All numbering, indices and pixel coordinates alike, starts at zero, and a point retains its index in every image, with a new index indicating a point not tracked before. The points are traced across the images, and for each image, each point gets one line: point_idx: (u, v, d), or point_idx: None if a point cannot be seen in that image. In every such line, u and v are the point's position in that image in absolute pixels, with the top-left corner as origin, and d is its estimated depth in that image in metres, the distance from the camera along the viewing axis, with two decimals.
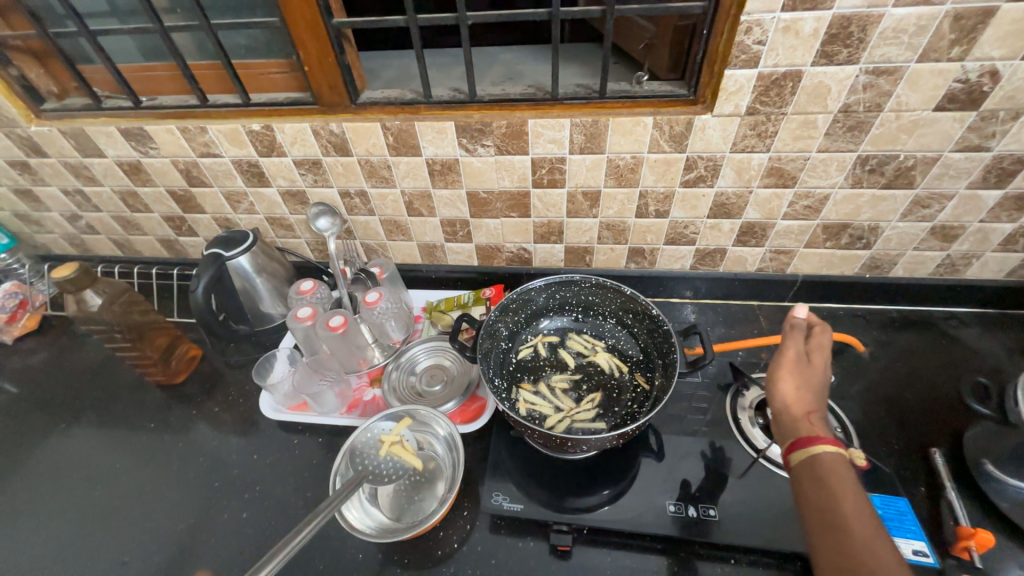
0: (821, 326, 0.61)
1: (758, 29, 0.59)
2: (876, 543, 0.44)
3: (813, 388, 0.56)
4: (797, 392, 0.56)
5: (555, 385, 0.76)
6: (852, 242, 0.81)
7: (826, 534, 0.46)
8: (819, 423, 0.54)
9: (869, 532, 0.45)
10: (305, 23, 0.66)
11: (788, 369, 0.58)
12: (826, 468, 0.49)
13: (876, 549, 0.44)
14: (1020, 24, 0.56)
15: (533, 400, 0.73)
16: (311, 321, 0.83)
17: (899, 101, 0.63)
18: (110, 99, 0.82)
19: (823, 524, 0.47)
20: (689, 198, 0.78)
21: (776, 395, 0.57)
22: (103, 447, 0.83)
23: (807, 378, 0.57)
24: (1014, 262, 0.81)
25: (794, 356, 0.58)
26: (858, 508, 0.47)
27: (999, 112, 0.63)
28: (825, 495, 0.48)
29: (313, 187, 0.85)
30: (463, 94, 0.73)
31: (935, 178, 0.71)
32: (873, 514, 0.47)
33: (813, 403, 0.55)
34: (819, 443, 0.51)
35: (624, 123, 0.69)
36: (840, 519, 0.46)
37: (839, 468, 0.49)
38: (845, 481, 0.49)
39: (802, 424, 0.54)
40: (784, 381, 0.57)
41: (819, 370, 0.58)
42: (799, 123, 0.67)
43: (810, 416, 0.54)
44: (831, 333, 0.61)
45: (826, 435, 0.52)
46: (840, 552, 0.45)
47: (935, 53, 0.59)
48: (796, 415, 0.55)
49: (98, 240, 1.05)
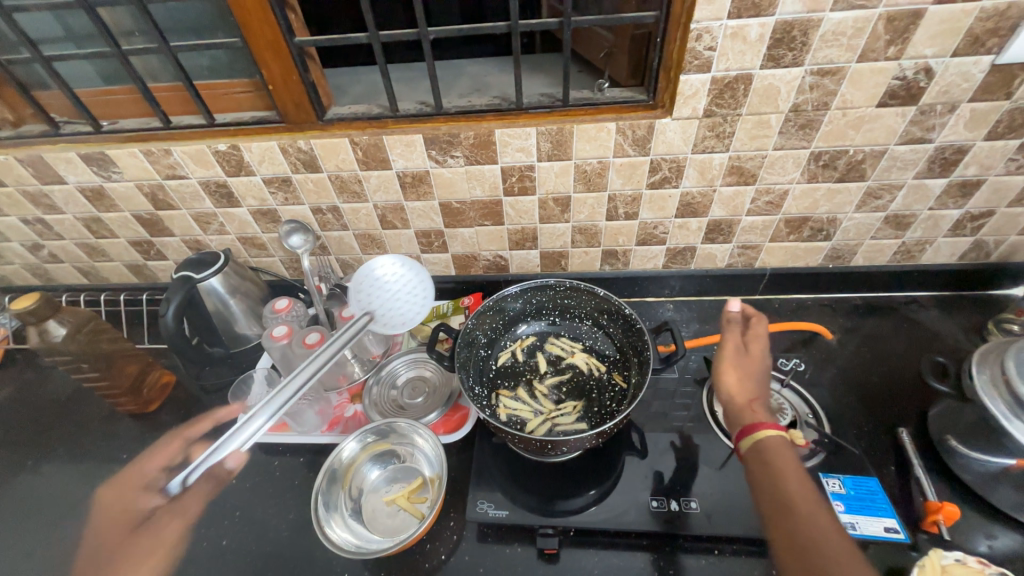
0: (756, 318, 0.65)
1: (707, 36, 0.62)
2: (817, 512, 0.47)
3: (753, 377, 0.60)
4: (739, 382, 0.60)
5: (534, 390, 0.77)
6: (814, 235, 0.85)
7: (776, 516, 0.48)
8: (762, 409, 0.57)
9: (810, 502, 0.47)
10: (266, 42, 0.66)
11: (729, 364, 0.62)
12: (769, 449, 0.52)
13: (817, 517, 0.46)
14: (948, 23, 0.60)
15: (513, 405, 0.74)
16: (288, 339, 0.81)
17: (844, 98, 0.67)
18: (69, 124, 0.80)
19: (774, 510, 0.48)
20: (657, 199, 0.80)
21: (722, 389, 0.60)
22: (73, 482, 0.80)
23: (747, 369, 0.61)
24: (964, 246, 0.85)
25: (733, 349, 0.63)
26: (800, 482, 0.49)
27: (937, 106, 0.67)
28: (770, 473, 0.51)
29: (284, 205, 0.85)
30: (429, 107, 0.74)
31: (885, 170, 0.75)
32: (815, 490, 0.49)
33: (754, 391, 0.59)
34: (761, 427, 0.54)
35: (588, 129, 0.71)
36: (784, 497, 0.48)
37: (781, 447, 0.52)
38: (787, 459, 0.51)
39: (746, 412, 0.57)
40: (726, 373, 0.61)
41: (757, 359, 0.62)
42: (754, 123, 0.70)
43: (752, 404, 0.58)
44: (766, 324, 0.65)
45: (768, 419, 0.56)
46: (795, 537, 0.45)
47: (873, 53, 0.62)
48: (740, 404, 0.58)
49: (62, 269, 1.02)
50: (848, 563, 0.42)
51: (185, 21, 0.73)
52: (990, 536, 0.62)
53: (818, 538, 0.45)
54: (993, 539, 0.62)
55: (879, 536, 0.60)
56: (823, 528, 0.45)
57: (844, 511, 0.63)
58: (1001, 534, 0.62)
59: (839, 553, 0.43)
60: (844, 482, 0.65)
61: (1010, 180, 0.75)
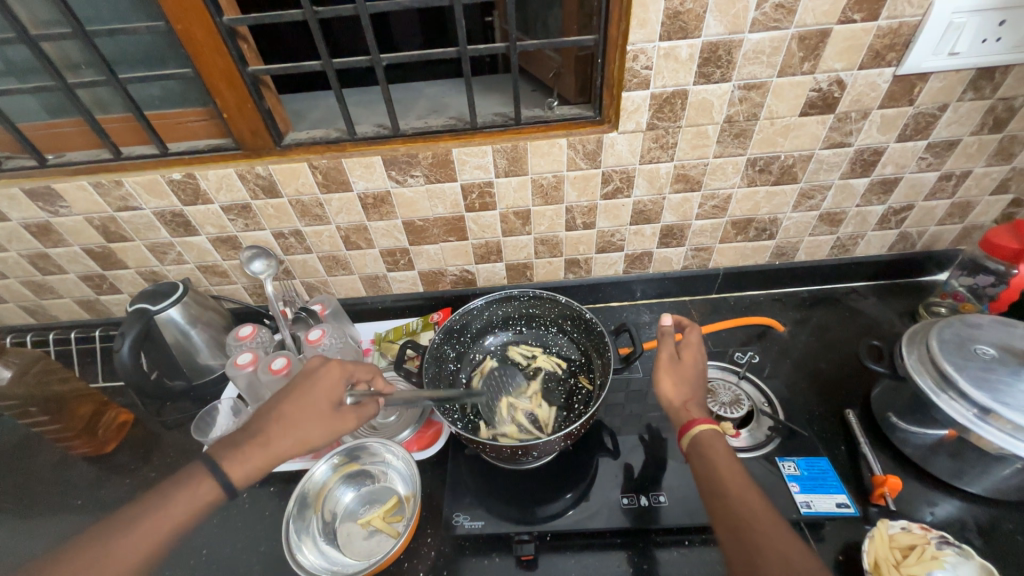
0: (690, 326, 0.68)
1: (643, 56, 0.67)
2: (748, 495, 0.50)
3: (687, 380, 0.62)
4: (675, 388, 0.62)
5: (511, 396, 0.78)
6: (759, 234, 0.91)
7: (719, 509, 0.50)
8: (697, 409, 0.60)
9: (741, 487, 0.51)
10: (219, 72, 0.67)
11: (665, 370, 0.63)
12: (706, 446, 0.55)
13: (747, 500, 0.50)
14: (851, 41, 0.67)
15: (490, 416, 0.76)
16: (252, 366, 0.80)
17: (770, 110, 0.73)
18: (11, 159, 0.77)
19: (716, 502, 0.51)
20: (611, 209, 0.84)
21: (659, 395, 0.62)
22: (20, 535, 0.75)
23: (681, 374, 0.63)
24: (891, 239, 0.93)
25: (668, 356, 0.64)
26: (735, 473, 0.52)
27: (851, 113, 0.74)
28: (706, 466, 0.53)
29: (245, 231, 0.84)
30: (386, 129, 0.76)
31: (814, 172, 0.81)
32: (749, 478, 0.52)
33: (690, 393, 0.61)
34: (696, 424, 0.56)
35: (541, 146, 0.75)
36: (724, 491, 0.51)
37: (716, 439, 0.55)
38: (721, 450, 0.54)
39: (683, 412, 0.60)
40: (663, 380, 0.63)
41: (691, 364, 0.64)
42: (694, 134, 0.75)
43: (687, 405, 0.60)
44: (699, 330, 0.67)
45: (703, 417, 0.58)
46: (736, 525, 0.48)
47: (791, 69, 0.69)
48: (676, 407, 0.60)
49: (5, 309, 0.97)
50: (778, 538, 0.46)
51: (134, 54, 0.72)
52: (932, 503, 0.67)
53: (754, 524, 0.47)
54: (934, 506, 0.67)
55: (833, 511, 0.64)
56: (754, 510, 0.49)
57: (799, 491, 0.66)
58: (941, 501, 0.67)
59: (771, 531, 0.47)
60: (798, 464, 0.69)
61: (923, 177, 0.83)
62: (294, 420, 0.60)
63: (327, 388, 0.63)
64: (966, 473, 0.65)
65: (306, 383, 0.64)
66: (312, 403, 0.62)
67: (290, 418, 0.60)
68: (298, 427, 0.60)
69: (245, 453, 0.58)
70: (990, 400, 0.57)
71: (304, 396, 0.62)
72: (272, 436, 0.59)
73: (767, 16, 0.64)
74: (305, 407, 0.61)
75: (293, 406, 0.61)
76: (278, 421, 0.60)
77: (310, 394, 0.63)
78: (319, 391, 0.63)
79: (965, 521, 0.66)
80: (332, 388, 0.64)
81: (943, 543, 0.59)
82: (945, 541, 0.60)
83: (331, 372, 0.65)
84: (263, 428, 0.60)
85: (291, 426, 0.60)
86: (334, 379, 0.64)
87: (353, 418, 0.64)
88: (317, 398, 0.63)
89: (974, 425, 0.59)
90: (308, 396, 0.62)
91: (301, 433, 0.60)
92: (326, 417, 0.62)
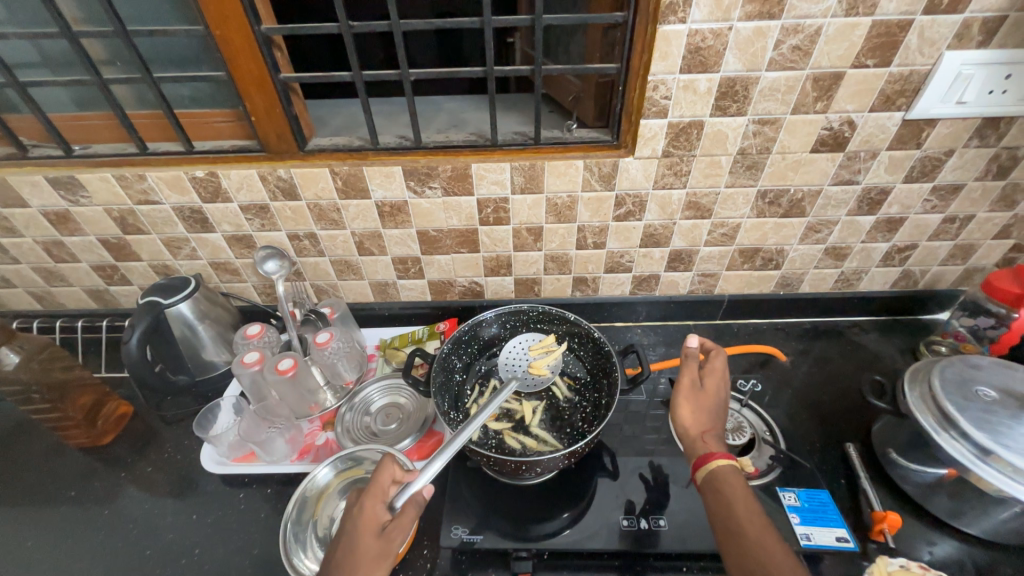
0: (715, 351, 0.68)
1: (663, 87, 0.69)
2: (766, 538, 0.50)
3: (707, 410, 0.63)
4: (694, 417, 0.63)
5: (513, 349, 0.85)
6: (765, 264, 0.92)
7: (733, 548, 0.51)
8: (715, 441, 0.60)
9: (760, 527, 0.51)
10: (251, 77, 0.69)
11: (685, 397, 0.64)
12: (721, 480, 0.55)
13: (767, 544, 0.49)
14: (864, 84, 0.69)
15: (509, 374, 0.82)
16: (259, 366, 0.80)
17: (782, 145, 0.75)
18: (38, 148, 0.79)
19: (730, 538, 0.51)
20: (622, 231, 0.86)
21: (678, 422, 0.63)
22: (12, 524, 0.74)
23: (701, 404, 0.64)
24: (895, 276, 0.95)
25: (689, 383, 0.65)
26: (750, 510, 0.52)
27: (861, 152, 0.76)
28: (722, 506, 0.53)
29: (260, 231, 0.85)
30: (408, 141, 0.78)
31: (822, 208, 0.83)
32: (764, 516, 0.52)
33: (707, 424, 0.62)
34: (713, 458, 0.57)
35: (558, 165, 0.77)
36: (738, 527, 0.51)
37: (734, 477, 0.55)
38: (737, 488, 0.54)
39: (699, 443, 0.60)
40: (682, 407, 0.63)
41: (713, 392, 0.64)
42: (707, 164, 0.77)
43: (704, 436, 0.60)
44: (725, 357, 0.67)
45: (721, 451, 0.58)
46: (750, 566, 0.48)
47: (804, 107, 0.71)
48: (694, 437, 0.61)
49: (13, 294, 0.97)
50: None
51: (169, 54, 0.75)
52: (930, 542, 0.68)
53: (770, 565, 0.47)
54: (933, 545, 0.67)
55: (833, 545, 0.64)
56: (773, 554, 0.48)
57: (800, 523, 0.67)
58: (939, 541, 0.68)
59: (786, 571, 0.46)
60: (799, 495, 0.69)
61: (927, 219, 0.85)
62: (349, 565, 0.52)
63: (364, 520, 0.55)
64: (964, 513, 0.65)
65: (348, 522, 0.56)
66: (359, 539, 0.54)
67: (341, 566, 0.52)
68: (355, 570, 0.52)
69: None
70: (992, 441, 0.58)
71: (350, 535, 0.55)
72: None
73: (784, 56, 0.67)
74: (354, 547, 0.54)
75: (342, 552, 0.54)
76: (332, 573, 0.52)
77: (355, 533, 0.55)
78: (361, 521, 0.55)
79: (963, 562, 0.66)
80: (373, 514, 0.56)
81: None
82: None
83: (367, 497, 0.57)
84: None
85: (347, 571, 0.52)
86: (372, 503, 0.56)
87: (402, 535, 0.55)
88: (360, 536, 0.54)
89: (975, 466, 0.59)
90: (353, 532, 0.55)
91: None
92: (376, 547, 0.53)
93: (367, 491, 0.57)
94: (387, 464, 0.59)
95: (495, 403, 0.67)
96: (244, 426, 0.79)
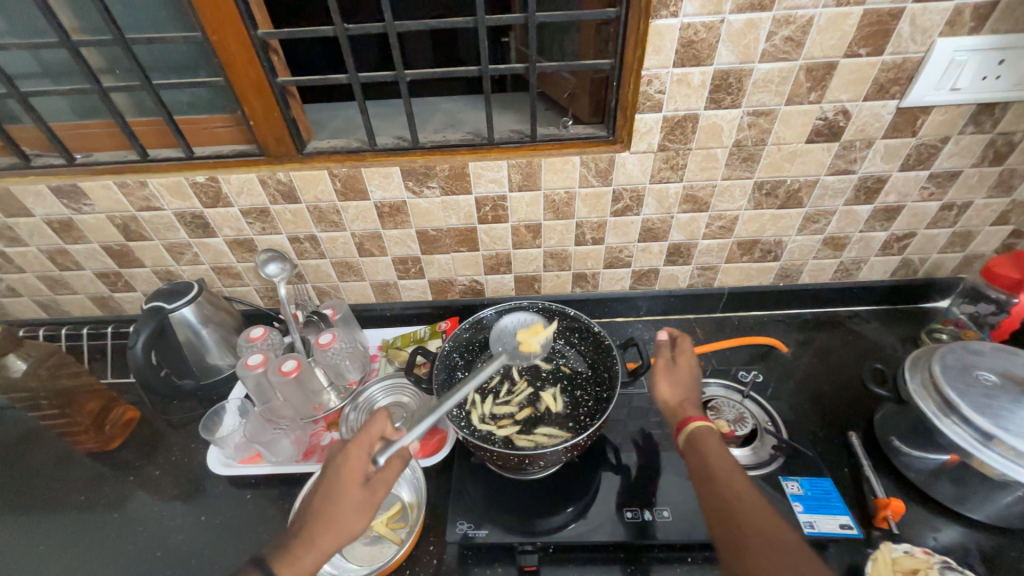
0: (681, 336, 0.72)
1: (656, 81, 0.69)
2: (737, 481, 0.53)
3: (683, 383, 0.66)
4: (671, 390, 0.66)
5: (505, 326, 0.86)
6: (764, 256, 0.92)
7: (707, 495, 0.54)
8: (693, 408, 0.63)
9: (731, 473, 0.54)
10: (249, 82, 0.70)
11: (661, 375, 0.67)
12: (699, 438, 0.58)
13: (738, 486, 0.52)
14: (857, 74, 0.69)
15: (500, 348, 0.84)
16: (263, 367, 0.81)
17: (778, 136, 0.76)
18: (40, 157, 0.80)
19: (703, 486, 0.54)
20: (620, 225, 0.86)
21: (656, 397, 0.66)
22: (23, 530, 0.75)
23: (678, 379, 0.67)
24: (894, 264, 0.95)
25: (663, 363, 0.68)
26: (723, 461, 0.55)
27: (856, 142, 0.77)
28: (699, 461, 0.56)
29: (261, 235, 0.86)
30: (406, 141, 0.79)
31: (819, 198, 0.84)
32: (737, 465, 0.55)
33: (684, 394, 0.65)
34: (690, 421, 0.60)
35: (555, 162, 0.77)
36: (711, 476, 0.54)
37: (709, 435, 0.58)
38: (713, 444, 0.57)
39: (678, 411, 0.63)
40: (659, 383, 0.66)
41: (686, 368, 0.68)
42: (703, 156, 0.78)
43: (683, 404, 0.63)
44: (690, 340, 0.71)
45: (698, 415, 0.61)
46: (724, 509, 0.51)
47: (798, 98, 0.72)
48: (673, 407, 0.64)
49: (18, 302, 0.98)
50: (761, 521, 0.49)
51: (166, 61, 0.75)
52: (935, 529, 0.68)
53: (741, 507, 0.50)
54: (938, 532, 0.68)
55: (836, 533, 0.64)
56: (741, 494, 0.52)
57: (803, 511, 0.67)
58: (944, 527, 0.68)
59: (754, 511, 0.50)
60: (801, 484, 0.70)
61: (925, 206, 0.85)
62: (332, 511, 0.55)
63: (349, 469, 0.57)
64: (969, 499, 0.65)
65: (331, 469, 0.58)
66: (342, 487, 0.56)
67: (326, 513, 0.55)
68: (338, 515, 0.55)
69: (292, 555, 0.52)
70: (993, 425, 0.58)
71: (334, 483, 0.56)
72: (315, 533, 0.54)
73: (777, 47, 0.67)
74: (336, 495, 0.55)
75: (325, 497, 0.56)
76: (315, 517, 0.55)
77: (339, 483, 0.56)
78: (346, 469, 0.57)
79: (968, 547, 0.66)
80: (359, 463, 0.57)
81: (946, 569, 0.60)
82: (948, 567, 0.60)
83: (354, 447, 0.58)
84: (304, 526, 0.54)
85: (329, 517, 0.54)
86: (358, 452, 0.58)
87: (384, 487, 0.57)
88: (344, 484, 0.56)
89: (976, 450, 0.59)
90: (337, 480, 0.56)
91: (341, 523, 0.54)
92: (359, 495, 0.55)
93: (353, 440, 0.58)
94: (378, 419, 0.60)
95: (484, 370, 0.68)
96: (250, 429, 0.79)
